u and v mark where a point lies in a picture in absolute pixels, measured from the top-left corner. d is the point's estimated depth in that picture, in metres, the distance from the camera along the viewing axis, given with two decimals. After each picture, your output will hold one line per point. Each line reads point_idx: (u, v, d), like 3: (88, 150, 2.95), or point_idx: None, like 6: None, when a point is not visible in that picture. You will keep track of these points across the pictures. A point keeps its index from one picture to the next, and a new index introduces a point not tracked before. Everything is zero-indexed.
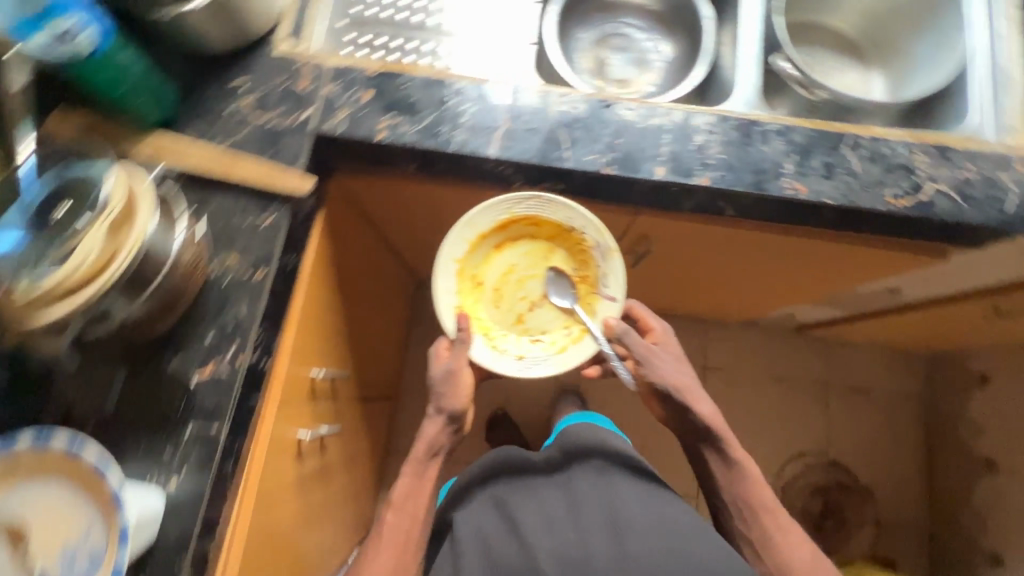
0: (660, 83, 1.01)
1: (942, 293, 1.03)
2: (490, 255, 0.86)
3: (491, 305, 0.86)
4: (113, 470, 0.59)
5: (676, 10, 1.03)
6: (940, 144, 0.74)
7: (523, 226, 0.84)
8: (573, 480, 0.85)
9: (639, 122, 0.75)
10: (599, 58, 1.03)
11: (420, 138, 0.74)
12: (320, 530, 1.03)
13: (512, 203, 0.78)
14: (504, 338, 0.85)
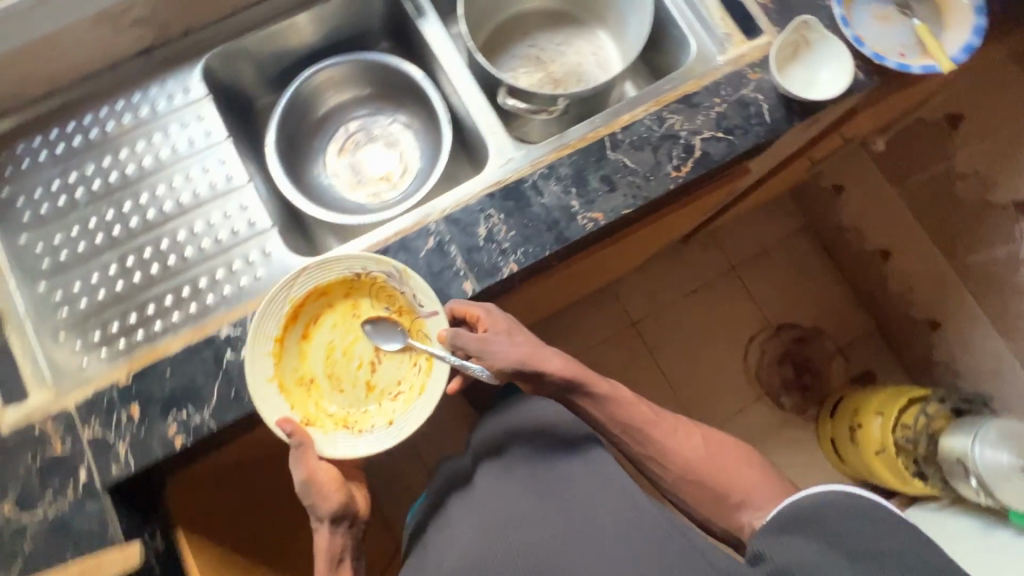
0: (421, 153, 0.97)
1: (778, 168, 1.05)
2: (299, 350, 0.69)
3: (333, 399, 0.69)
4: None
5: (384, 80, 0.95)
6: (682, 97, 0.75)
7: (315, 300, 0.70)
8: (477, 488, 0.76)
9: (418, 251, 0.69)
10: (353, 171, 0.97)
11: (220, 414, 0.64)
12: None
13: (285, 287, 0.67)
14: (367, 417, 0.68)
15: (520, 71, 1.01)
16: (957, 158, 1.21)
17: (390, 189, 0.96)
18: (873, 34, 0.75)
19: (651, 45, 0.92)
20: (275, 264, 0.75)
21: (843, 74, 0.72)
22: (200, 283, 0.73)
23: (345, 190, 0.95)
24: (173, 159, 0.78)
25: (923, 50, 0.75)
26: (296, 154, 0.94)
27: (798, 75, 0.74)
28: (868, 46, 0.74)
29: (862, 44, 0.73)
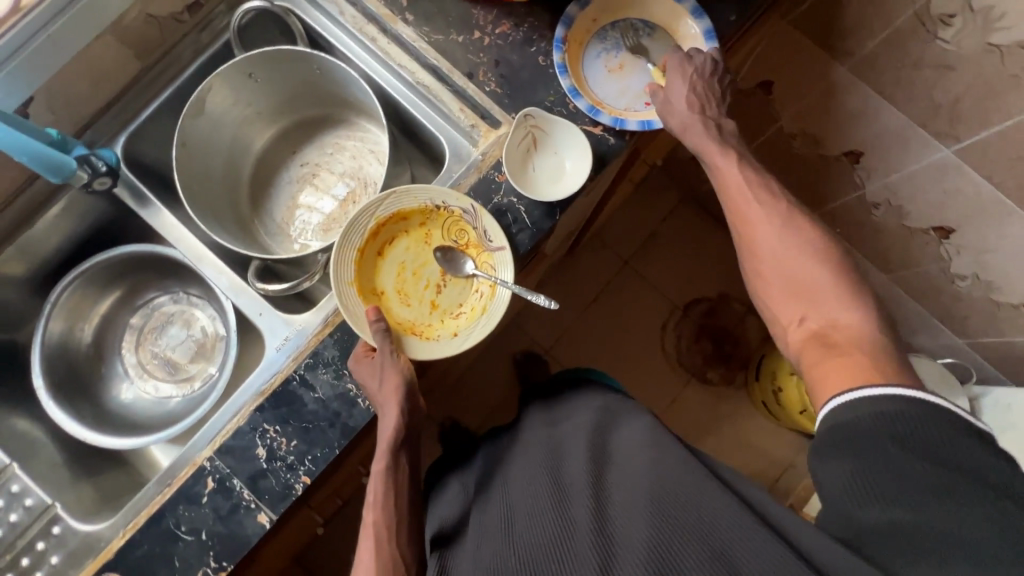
0: (222, 321, 0.89)
1: (603, 200, 0.98)
2: (375, 264, 0.69)
3: (397, 307, 0.69)
4: None
5: (149, 263, 0.85)
6: None
7: (395, 223, 0.69)
8: (529, 441, 0.76)
9: (200, 498, 0.63)
10: (159, 365, 0.88)
11: None
12: None
13: (373, 206, 0.67)
14: (430, 333, 0.68)
15: (300, 196, 0.92)
16: (783, 121, 1.11)
17: (204, 369, 0.88)
18: (609, 95, 0.71)
19: (411, 136, 0.83)
20: (68, 542, 0.68)
21: (586, 153, 0.67)
22: None
23: (157, 391, 0.87)
24: None
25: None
26: (85, 377, 0.85)
27: (545, 162, 0.68)
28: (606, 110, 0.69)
29: (598, 111, 0.66)
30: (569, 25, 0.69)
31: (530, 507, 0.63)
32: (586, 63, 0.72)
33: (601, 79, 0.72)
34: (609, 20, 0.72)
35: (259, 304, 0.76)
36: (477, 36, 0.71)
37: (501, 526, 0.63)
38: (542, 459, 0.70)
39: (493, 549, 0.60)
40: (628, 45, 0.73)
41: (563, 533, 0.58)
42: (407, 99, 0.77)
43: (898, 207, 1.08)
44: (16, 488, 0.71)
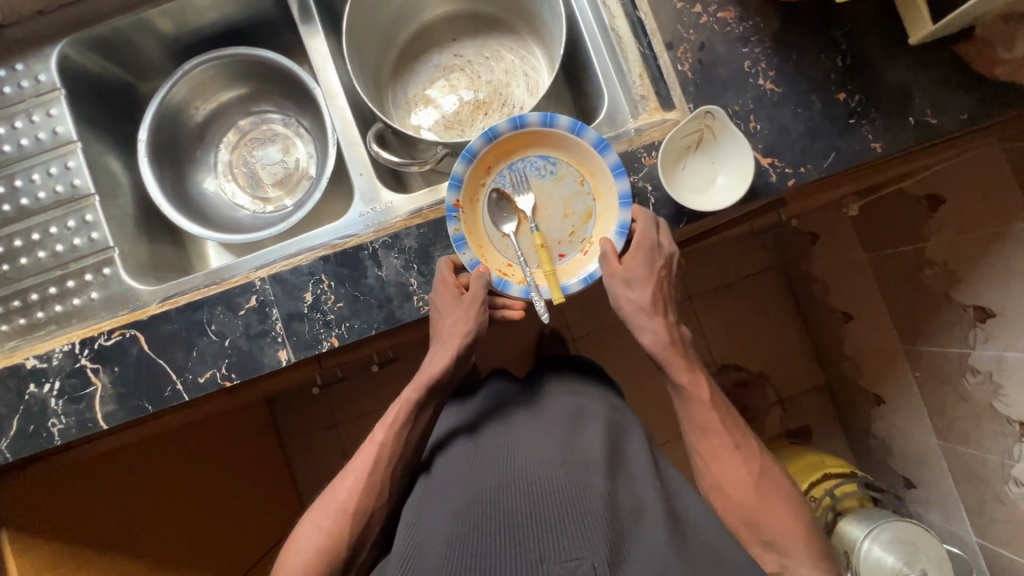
0: (317, 163, 0.89)
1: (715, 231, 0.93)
2: (482, 181, 0.69)
3: (489, 229, 0.69)
4: None
5: (279, 77, 0.86)
6: (511, 199, 0.69)
7: (510, 158, 0.70)
8: (546, 407, 0.73)
9: (239, 309, 0.65)
10: (244, 174, 0.90)
11: (17, 447, 0.64)
12: None
13: (493, 134, 0.67)
14: (505, 266, 0.69)
15: (438, 82, 0.90)
16: (928, 245, 1.03)
17: (281, 197, 0.89)
18: (522, 251, 0.69)
19: (575, 80, 0.80)
20: (110, 285, 0.72)
21: (741, 182, 0.64)
22: (33, 297, 0.71)
23: (233, 196, 0.90)
24: (21, 158, 0.73)
25: (580, 244, 0.69)
26: (181, 151, 0.88)
27: (695, 164, 0.67)
28: (515, 277, 0.69)
29: (740, 168, 0.64)
30: (470, 161, 0.67)
31: (538, 466, 0.60)
32: (490, 217, 0.70)
33: (512, 237, 0.69)
34: (505, 164, 0.70)
35: (366, 165, 0.75)
36: (696, 10, 0.66)
37: (496, 480, 0.59)
38: (556, 434, 0.66)
39: (481, 495, 0.57)
40: (507, 185, 0.69)
41: (569, 504, 0.54)
42: (594, 41, 0.73)
43: (996, 385, 0.97)
44: (89, 218, 0.73)
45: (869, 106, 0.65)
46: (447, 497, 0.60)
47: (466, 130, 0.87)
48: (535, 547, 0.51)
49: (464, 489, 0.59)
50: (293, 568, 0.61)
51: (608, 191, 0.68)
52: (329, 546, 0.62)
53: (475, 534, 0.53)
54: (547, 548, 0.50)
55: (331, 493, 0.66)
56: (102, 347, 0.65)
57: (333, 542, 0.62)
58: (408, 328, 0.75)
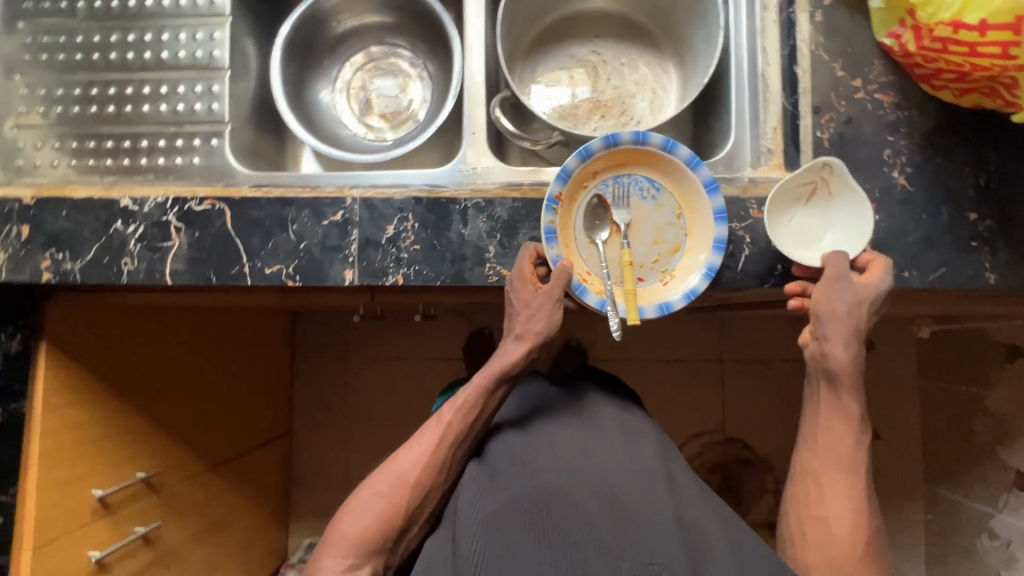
0: (429, 110, 0.91)
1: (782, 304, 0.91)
2: (585, 182, 0.69)
3: (579, 231, 0.69)
4: None
5: (424, 17, 0.88)
6: (606, 209, 0.69)
7: (618, 169, 0.69)
8: (597, 418, 0.77)
9: (323, 219, 0.67)
10: (358, 96, 0.93)
11: (86, 273, 0.67)
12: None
13: (613, 141, 0.67)
14: (586, 272, 0.68)
15: (566, 72, 0.90)
16: (992, 393, 0.98)
17: (385, 129, 0.91)
18: (606, 263, 0.68)
19: (705, 112, 0.79)
20: (213, 157, 0.75)
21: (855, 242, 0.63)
22: (143, 144, 0.75)
23: (341, 113, 0.92)
24: (175, 14, 0.77)
25: (661, 273, 0.69)
26: (311, 56, 0.90)
27: (803, 217, 0.65)
28: (594, 286, 0.68)
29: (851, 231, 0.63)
30: (583, 160, 0.66)
31: (600, 476, 0.67)
32: (583, 220, 0.69)
33: (598, 247, 0.69)
34: (611, 174, 0.69)
35: (476, 125, 0.75)
36: (856, 84, 0.65)
37: (565, 478, 0.66)
38: (595, 438, 0.73)
39: (553, 488, 0.65)
40: (608, 195, 0.69)
41: (636, 522, 0.62)
42: (739, 80, 0.72)
43: (1011, 557, 0.92)
44: (215, 89, 0.77)
45: (996, 235, 0.62)
46: (517, 477, 0.66)
47: (577, 124, 0.87)
48: (614, 548, 0.60)
49: (535, 477, 0.66)
50: (353, 526, 0.64)
51: (705, 232, 0.67)
52: (389, 513, 0.65)
53: (553, 522, 0.61)
54: (624, 550, 0.60)
55: (391, 461, 0.68)
56: (191, 209, 0.68)
57: (394, 509, 0.65)
58: (464, 292, 0.76)
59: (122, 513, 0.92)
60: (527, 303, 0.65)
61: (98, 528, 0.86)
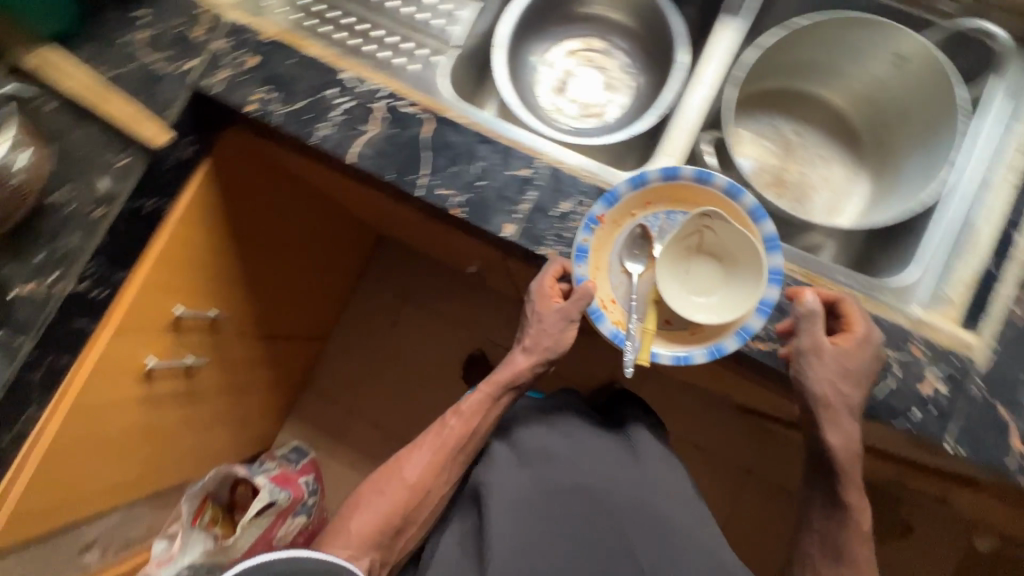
0: (618, 117, 0.92)
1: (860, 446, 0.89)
2: (633, 209, 0.69)
3: (614, 257, 0.70)
4: None
5: (657, 34, 0.90)
6: (652, 237, 0.69)
7: (667, 205, 0.70)
8: (621, 437, 0.86)
9: (510, 170, 0.68)
10: (560, 74, 0.94)
11: (284, 122, 0.71)
12: (197, 432, 1.15)
13: (669, 175, 0.67)
14: (607, 301, 0.69)
15: (767, 135, 0.89)
16: None
17: (570, 114, 0.92)
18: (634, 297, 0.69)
19: (885, 235, 0.78)
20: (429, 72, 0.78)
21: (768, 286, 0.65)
22: (375, 33, 0.78)
23: (538, 81, 0.93)
24: None
25: (690, 321, 0.68)
26: (539, 20, 0.93)
27: (707, 272, 0.68)
28: (612, 316, 0.69)
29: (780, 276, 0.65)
30: (636, 185, 0.67)
31: (611, 483, 0.80)
32: (620, 245, 0.70)
33: (628, 278, 0.70)
34: (664, 208, 0.70)
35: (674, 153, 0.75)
36: None
37: (581, 478, 0.80)
38: (614, 457, 0.83)
39: (568, 482, 0.80)
40: (655, 228, 0.69)
41: (626, 521, 0.77)
42: (947, 220, 0.69)
43: None
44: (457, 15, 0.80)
45: None
46: (546, 475, 0.80)
47: (761, 185, 0.86)
48: (601, 537, 0.77)
49: (555, 469, 0.81)
50: (365, 517, 0.80)
51: (745, 291, 0.66)
52: (392, 508, 0.79)
53: (561, 501, 0.79)
54: (610, 539, 0.77)
55: (401, 464, 0.82)
56: (399, 108, 0.70)
57: (392, 508, 0.80)
58: None
59: (186, 339, 0.97)
60: (545, 307, 0.70)
61: (161, 341, 0.90)
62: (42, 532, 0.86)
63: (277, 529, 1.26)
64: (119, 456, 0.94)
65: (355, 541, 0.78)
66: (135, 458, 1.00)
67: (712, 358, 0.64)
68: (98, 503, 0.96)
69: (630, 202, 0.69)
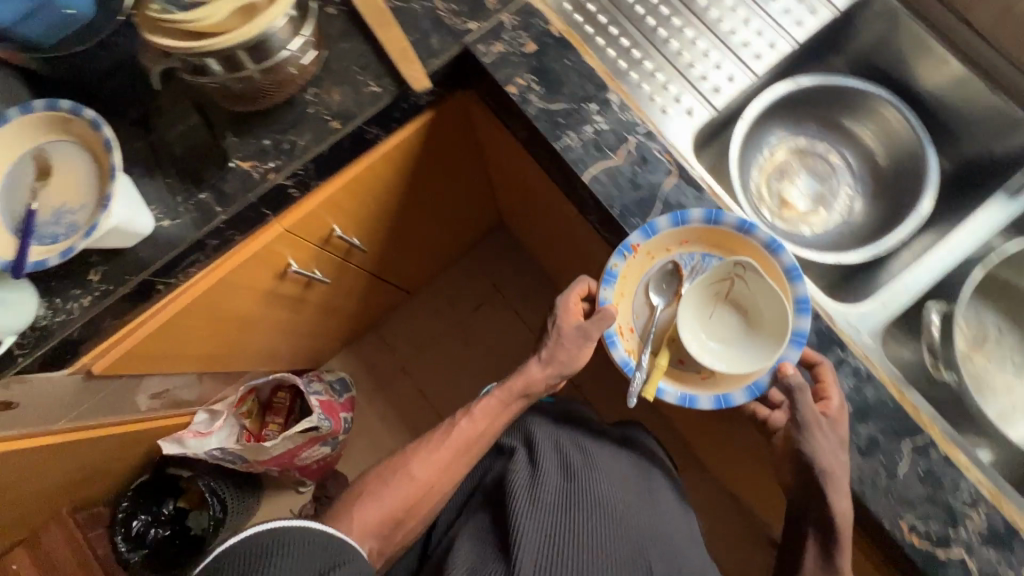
0: (823, 233, 0.88)
1: None
2: (669, 246, 0.71)
3: (640, 285, 0.72)
4: (118, 152, 0.63)
5: (904, 175, 0.86)
6: (687, 273, 0.71)
7: (701, 247, 0.71)
8: (625, 460, 0.83)
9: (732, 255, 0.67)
10: (784, 166, 0.91)
11: (537, 116, 0.71)
12: (281, 333, 1.18)
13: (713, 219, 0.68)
14: (624, 328, 0.72)
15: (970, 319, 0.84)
16: None
17: (776, 210, 0.89)
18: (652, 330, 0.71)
19: None
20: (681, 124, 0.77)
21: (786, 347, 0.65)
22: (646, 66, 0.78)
23: (761, 164, 0.90)
24: (762, 4, 0.80)
25: (703, 366, 0.69)
26: (792, 109, 0.89)
27: (728, 321, 0.70)
28: (627, 343, 0.71)
29: (803, 341, 0.64)
30: (675, 222, 0.67)
31: (623, 500, 0.74)
32: (653, 275, 0.72)
33: (651, 310, 0.72)
34: (702, 250, 0.71)
35: (890, 304, 0.73)
36: None
37: (593, 486, 0.74)
38: (623, 477, 0.78)
39: (584, 488, 0.74)
40: (687, 266, 0.71)
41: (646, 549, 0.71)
42: None
43: None
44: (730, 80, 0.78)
45: None
46: (559, 480, 0.74)
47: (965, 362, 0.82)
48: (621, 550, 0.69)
49: (569, 473, 0.75)
50: (374, 507, 0.74)
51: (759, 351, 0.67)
52: (402, 502, 0.74)
53: (577, 507, 0.72)
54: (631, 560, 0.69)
55: (409, 457, 0.77)
56: (651, 151, 0.69)
57: (398, 502, 0.74)
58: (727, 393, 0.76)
59: (324, 254, 0.99)
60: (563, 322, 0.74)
61: (307, 247, 0.93)
62: (137, 371, 0.89)
63: (304, 449, 1.30)
64: (221, 331, 0.97)
65: (357, 529, 0.72)
66: (229, 338, 1.02)
67: (717, 407, 0.65)
68: (184, 363, 0.99)
69: (672, 237, 0.70)
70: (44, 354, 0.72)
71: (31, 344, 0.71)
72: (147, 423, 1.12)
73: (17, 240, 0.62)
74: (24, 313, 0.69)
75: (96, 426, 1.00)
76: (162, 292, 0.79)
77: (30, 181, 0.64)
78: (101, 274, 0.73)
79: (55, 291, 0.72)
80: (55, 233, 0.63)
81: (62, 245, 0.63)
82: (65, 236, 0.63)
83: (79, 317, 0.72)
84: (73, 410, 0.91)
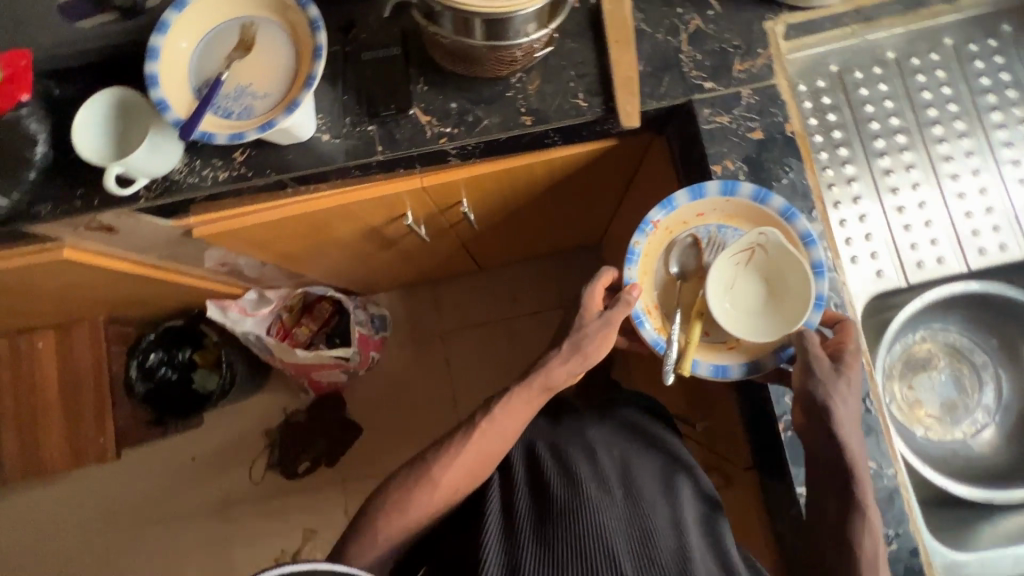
0: (936, 447, 0.81)
1: None
2: (683, 220, 0.67)
3: (662, 261, 0.67)
4: (322, 61, 0.61)
5: None
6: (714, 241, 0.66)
7: (717, 217, 0.66)
8: (635, 470, 0.69)
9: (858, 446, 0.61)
10: (931, 361, 0.83)
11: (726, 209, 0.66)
12: (357, 261, 1.17)
13: (729, 187, 0.64)
14: (651, 313, 0.66)
15: None
16: None
17: (901, 400, 0.82)
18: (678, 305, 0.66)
19: None
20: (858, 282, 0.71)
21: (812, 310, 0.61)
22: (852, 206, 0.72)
23: (909, 347, 0.83)
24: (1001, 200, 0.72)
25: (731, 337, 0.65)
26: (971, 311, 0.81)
27: (753, 290, 0.64)
28: (654, 323, 0.66)
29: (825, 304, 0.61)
30: (693, 194, 0.65)
31: (620, 519, 0.60)
32: (679, 253, 0.67)
33: (673, 281, 0.67)
34: (717, 220, 0.66)
35: (991, 566, 0.68)
36: None
37: (576, 499, 0.61)
38: (625, 491, 0.64)
39: (564, 505, 0.61)
40: (705, 238, 0.66)
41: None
42: None
43: None
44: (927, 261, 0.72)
45: None
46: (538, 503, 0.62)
47: None
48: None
49: (550, 488, 0.63)
50: (393, 526, 0.65)
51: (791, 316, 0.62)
52: (419, 516, 0.66)
53: (559, 522, 0.59)
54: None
55: (417, 463, 0.69)
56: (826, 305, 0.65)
57: (417, 515, 0.66)
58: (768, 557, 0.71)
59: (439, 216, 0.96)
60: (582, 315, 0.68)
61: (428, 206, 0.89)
62: (226, 245, 0.89)
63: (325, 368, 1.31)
64: (312, 242, 0.96)
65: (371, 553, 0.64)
66: (315, 248, 1.01)
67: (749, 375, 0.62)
68: (266, 253, 0.98)
69: (698, 210, 0.66)
70: (163, 205, 0.72)
71: (156, 192, 0.71)
72: (206, 283, 1.13)
73: (195, 103, 0.61)
74: (164, 163, 0.68)
75: (166, 270, 1.01)
76: (286, 193, 0.77)
77: (228, 50, 0.63)
78: (244, 156, 0.71)
79: (197, 152, 0.71)
80: (232, 112, 0.62)
81: (234, 127, 0.61)
82: (239, 118, 0.62)
83: (207, 186, 0.71)
84: (156, 251, 0.92)
